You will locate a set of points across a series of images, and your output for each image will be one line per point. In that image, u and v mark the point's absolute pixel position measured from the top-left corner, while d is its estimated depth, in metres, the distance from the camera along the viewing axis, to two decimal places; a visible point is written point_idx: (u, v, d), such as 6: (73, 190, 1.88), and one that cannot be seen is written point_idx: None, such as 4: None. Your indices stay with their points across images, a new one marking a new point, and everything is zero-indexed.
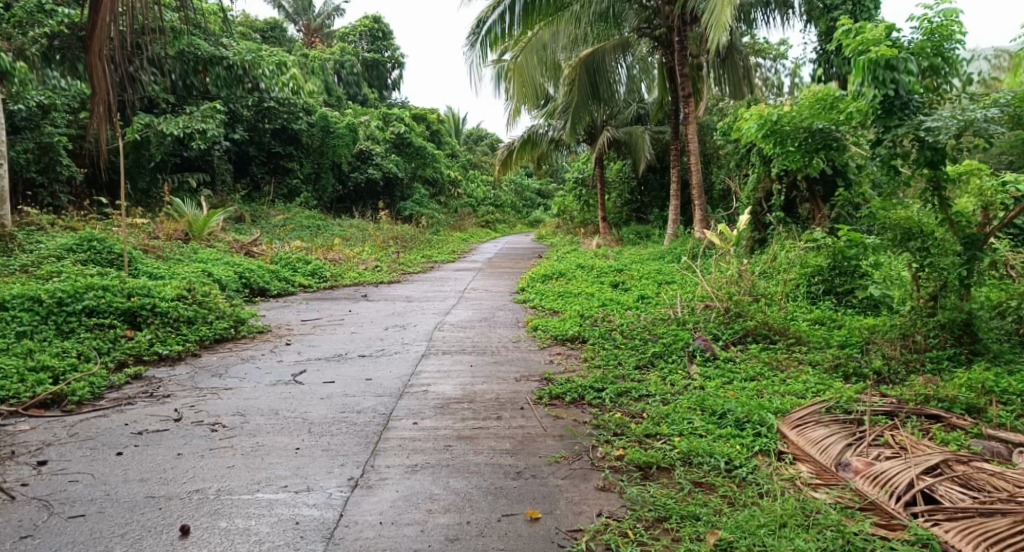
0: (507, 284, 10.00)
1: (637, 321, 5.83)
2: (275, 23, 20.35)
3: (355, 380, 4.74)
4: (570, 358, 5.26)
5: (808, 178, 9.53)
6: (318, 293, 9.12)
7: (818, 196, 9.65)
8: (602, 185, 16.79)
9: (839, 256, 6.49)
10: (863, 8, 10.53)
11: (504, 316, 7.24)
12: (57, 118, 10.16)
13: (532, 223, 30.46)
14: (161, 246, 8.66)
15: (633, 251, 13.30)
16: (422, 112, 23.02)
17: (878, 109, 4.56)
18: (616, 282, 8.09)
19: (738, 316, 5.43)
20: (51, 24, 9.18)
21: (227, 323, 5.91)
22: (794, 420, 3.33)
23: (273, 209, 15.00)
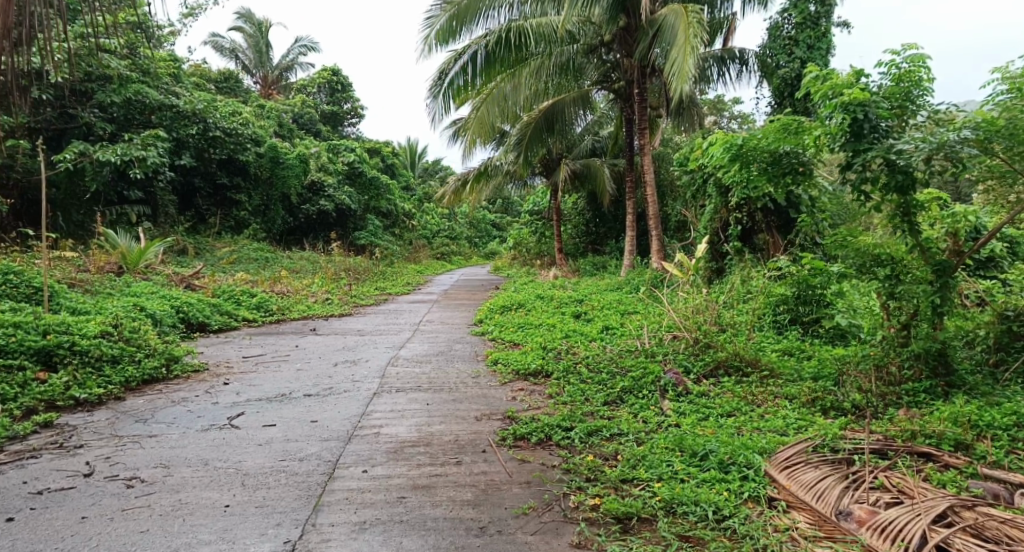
0: (464, 316, 9.65)
1: (604, 353, 5.56)
2: (229, 74, 19.89)
3: (299, 423, 4.29)
4: (534, 394, 4.93)
5: (762, 209, 9.73)
6: (263, 327, 8.59)
7: (772, 226, 9.83)
8: (558, 216, 16.67)
9: (803, 285, 6.37)
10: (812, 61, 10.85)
11: (461, 349, 6.89)
12: None
13: (488, 256, 30.18)
14: (90, 279, 8.04)
15: (590, 282, 13.15)
16: (376, 145, 22.71)
17: (848, 132, 4.49)
18: (578, 312, 7.82)
19: (709, 348, 5.20)
20: None
21: (158, 361, 5.39)
22: (781, 461, 3.10)
23: (219, 241, 14.37)
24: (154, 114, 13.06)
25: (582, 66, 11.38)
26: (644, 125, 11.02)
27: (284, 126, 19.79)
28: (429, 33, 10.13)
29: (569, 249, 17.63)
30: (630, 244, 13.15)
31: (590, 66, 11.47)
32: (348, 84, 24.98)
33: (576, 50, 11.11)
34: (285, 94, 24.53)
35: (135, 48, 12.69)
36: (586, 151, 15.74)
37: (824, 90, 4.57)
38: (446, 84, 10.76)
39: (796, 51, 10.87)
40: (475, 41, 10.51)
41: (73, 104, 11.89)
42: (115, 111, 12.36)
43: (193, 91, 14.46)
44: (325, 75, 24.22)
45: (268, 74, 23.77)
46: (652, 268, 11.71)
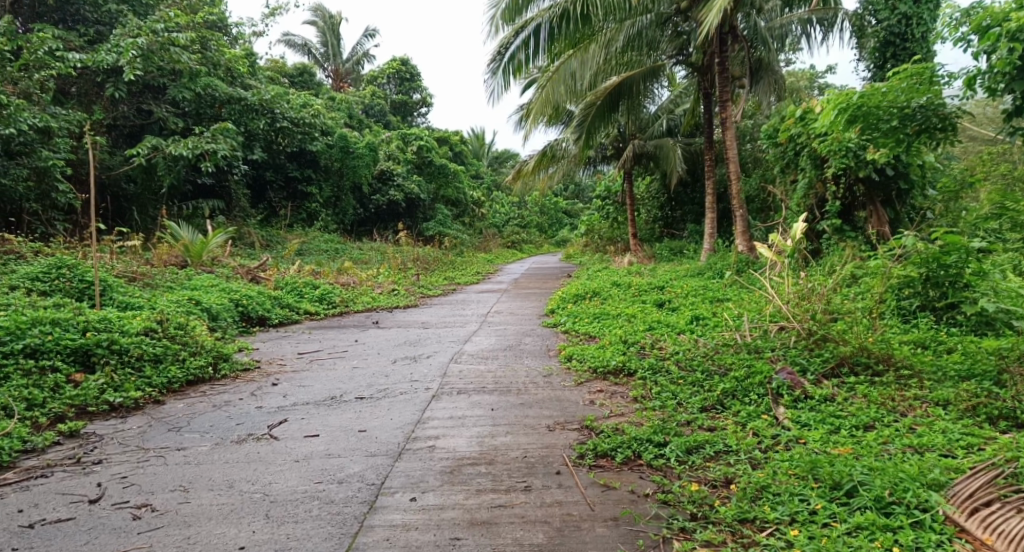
0: (534, 307, 8.99)
1: (698, 347, 4.78)
2: (303, 69, 19.83)
3: (344, 433, 3.75)
4: (615, 397, 4.25)
5: (863, 181, 8.66)
6: (325, 320, 8.22)
7: (875, 200, 8.72)
8: (631, 200, 15.69)
9: (937, 265, 5.33)
10: (918, 22, 9.49)
11: (532, 343, 6.23)
12: (58, 143, 9.50)
13: (560, 243, 29.41)
14: (152, 273, 7.87)
15: (668, 268, 12.24)
16: (445, 134, 22.27)
17: (1016, 67, 3.46)
18: (661, 300, 7.00)
19: (827, 341, 4.30)
20: (57, 68, 9.71)
21: (203, 360, 5.00)
22: (966, 502, 2.32)
23: (290, 233, 14.24)
24: (223, 107, 12.83)
25: (656, 39, 10.47)
26: (725, 97, 10.10)
27: (354, 118, 19.62)
28: (495, 13, 9.43)
29: (644, 234, 16.65)
30: (710, 226, 12.16)
31: (663, 39, 10.63)
32: (417, 73, 24.65)
33: (645, 21, 10.18)
34: (356, 86, 24.45)
35: (206, 41, 12.56)
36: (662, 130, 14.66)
37: (974, 24, 3.66)
38: (506, 59, 9.81)
39: (899, 6, 9.47)
40: (539, 14, 9.43)
41: (147, 99, 11.89)
42: (186, 105, 12.18)
43: (265, 85, 14.32)
44: (394, 64, 23.94)
45: (340, 67, 23.73)
46: (737, 251, 10.71)
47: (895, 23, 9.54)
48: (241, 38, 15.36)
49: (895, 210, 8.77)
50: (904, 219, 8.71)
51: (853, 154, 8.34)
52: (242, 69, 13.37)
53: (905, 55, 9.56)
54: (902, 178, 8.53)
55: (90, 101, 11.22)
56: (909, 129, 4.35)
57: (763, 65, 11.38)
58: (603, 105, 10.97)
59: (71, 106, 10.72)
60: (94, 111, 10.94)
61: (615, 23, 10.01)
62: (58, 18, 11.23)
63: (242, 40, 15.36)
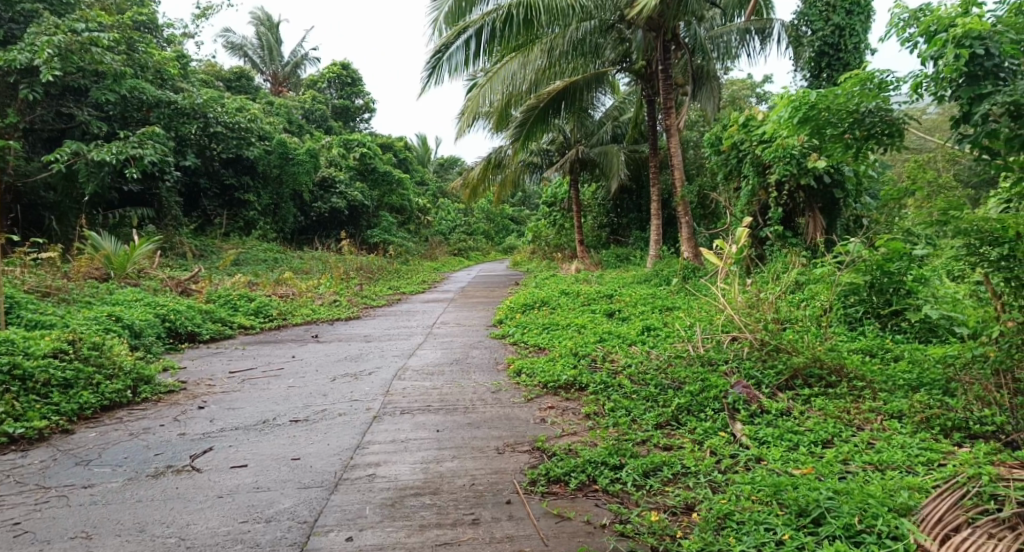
0: (481, 317, 8.77)
1: (650, 360, 4.64)
2: (240, 72, 19.10)
3: (276, 462, 3.45)
4: (567, 414, 4.09)
5: (805, 188, 8.84)
6: (262, 335, 7.79)
7: (815, 209, 8.93)
8: (578, 207, 15.66)
9: (881, 273, 5.37)
10: (852, 33, 9.71)
11: (479, 356, 6.01)
12: None
13: (506, 250, 29.27)
14: (68, 287, 7.29)
15: (615, 275, 12.22)
16: (389, 140, 21.84)
17: (962, 74, 3.47)
18: (611, 309, 6.88)
19: (781, 352, 4.22)
20: None
21: (121, 384, 4.58)
22: (937, 529, 2.23)
23: (226, 242, 13.61)
24: (151, 111, 12.12)
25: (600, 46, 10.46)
26: (668, 104, 10.13)
27: (293, 123, 19.01)
28: (439, 16, 9.42)
29: (590, 241, 16.66)
30: (656, 233, 12.20)
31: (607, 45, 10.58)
32: (359, 78, 24.13)
33: (589, 27, 10.08)
34: (295, 91, 23.77)
35: (132, 42, 11.88)
36: (607, 138, 14.63)
37: (922, 28, 3.64)
38: (444, 58, 9.44)
39: (834, 17, 9.70)
40: (482, 17, 9.13)
41: (67, 102, 11.16)
42: (110, 108, 11.48)
43: (198, 89, 13.68)
44: (335, 68, 23.37)
45: (278, 71, 23.02)
46: (683, 258, 10.76)
47: (829, 33, 9.75)
48: (171, 39, 14.65)
49: (830, 220, 9.03)
50: (840, 228, 8.96)
51: (797, 162, 8.57)
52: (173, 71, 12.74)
53: (840, 64, 9.76)
54: (837, 187, 8.76)
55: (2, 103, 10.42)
56: (857, 136, 4.33)
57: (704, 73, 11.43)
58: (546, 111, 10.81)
59: None
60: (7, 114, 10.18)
61: (559, 28, 9.90)
62: None
63: (173, 41, 14.65)
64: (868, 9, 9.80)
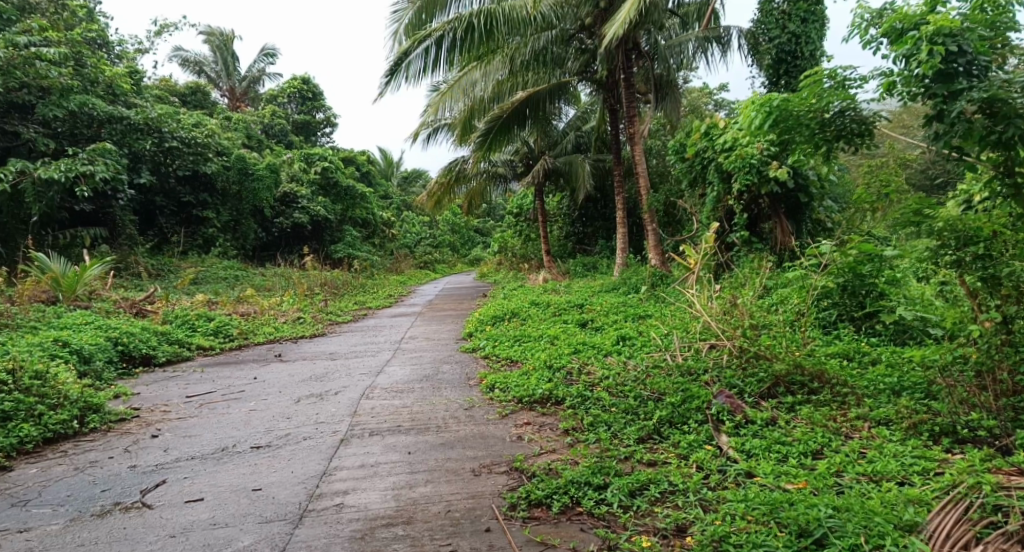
0: (450, 330, 8.57)
1: (628, 371, 4.51)
2: (196, 87, 18.60)
3: (236, 495, 3.21)
4: (544, 430, 3.95)
5: (768, 194, 8.83)
6: (222, 356, 7.46)
7: (779, 212, 8.91)
8: (544, 217, 15.57)
9: (852, 276, 5.35)
10: (808, 40, 9.83)
11: (450, 372, 5.81)
12: None
13: (473, 262, 29.09)
14: (11, 312, 6.87)
15: (583, 284, 12.15)
16: (351, 153, 21.49)
17: (931, 76, 3.46)
18: (583, 319, 6.75)
19: (761, 358, 4.12)
20: None
21: (65, 414, 4.26)
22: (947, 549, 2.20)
23: (184, 261, 13.15)
24: (102, 127, 11.66)
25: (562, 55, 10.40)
26: (632, 112, 10.10)
27: (253, 137, 18.59)
28: (398, 28, 9.20)
29: (557, 251, 16.58)
30: (623, 241, 12.16)
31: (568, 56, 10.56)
32: (320, 92, 23.78)
33: (551, 36, 10.07)
34: (253, 106, 23.29)
35: (80, 57, 11.43)
36: (570, 147, 14.63)
37: (887, 27, 3.61)
38: (402, 66, 9.20)
39: (790, 25, 9.81)
40: (441, 26, 8.90)
41: (12, 120, 10.64)
42: (58, 125, 10.97)
43: (152, 104, 13.24)
44: (295, 82, 22.99)
45: (235, 86, 22.53)
46: (651, 265, 10.72)
47: (786, 41, 9.84)
48: (123, 54, 14.19)
49: (797, 221, 9.01)
50: (807, 229, 8.97)
51: (757, 171, 8.56)
52: (126, 86, 12.32)
53: (798, 71, 9.85)
54: (802, 191, 8.79)
55: None
56: (828, 137, 4.27)
57: (668, 83, 11.46)
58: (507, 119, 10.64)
59: None
60: None
61: (521, 37, 9.83)
62: None
63: (125, 56, 14.19)
64: (822, 17, 9.91)
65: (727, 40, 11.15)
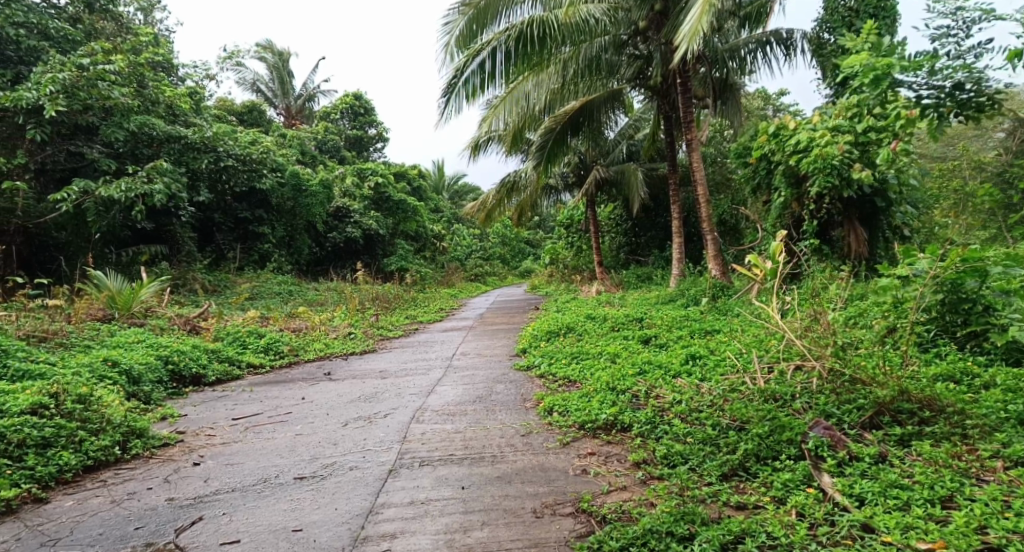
0: (503, 346, 8.24)
1: (703, 395, 4.07)
2: (252, 106, 18.91)
3: (278, 542, 2.97)
4: (612, 462, 3.59)
5: (842, 198, 8.14)
6: (271, 374, 7.31)
7: (851, 218, 8.26)
8: (597, 228, 15.13)
9: (956, 289, 4.72)
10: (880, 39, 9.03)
11: (504, 392, 5.47)
12: None
13: (523, 274, 28.82)
14: (68, 330, 6.87)
15: (638, 296, 11.68)
16: (403, 167, 21.50)
17: None
18: (646, 334, 6.30)
19: (858, 383, 3.62)
20: None
21: (107, 439, 4.10)
22: None
23: (240, 276, 13.25)
24: (161, 146, 11.82)
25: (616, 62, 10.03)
26: (689, 118, 9.60)
27: (307, 154, 18.81)
28: (448, 39, 8.65)
29: (610, 262, 16.10)
30: (679, 251, 11.61)
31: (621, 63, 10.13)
32: (371, 107, 23.97)
33: (603, 43, 9.66)
34: (308, 123, 23.66)
35: (143, 79, 11.65)
36: (622, 156, 14.21)
37: None
38: (460, 84, 8.80)
39: (857, 23, 9.08)
40: (493, 37, 8.61)
41: (77, 141, 10.82)
42: (119, 145, 11.11)
43: (211, 123, 13.41)
44: (347, 99, 23.22)
45: (290, 104, 22.91)
46: (711, 276, 10.13)
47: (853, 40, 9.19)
48: (184, 76, 14.48)
49: (871, 228, 8.34)
50: (883, 237, 8.30)
51: (837, 173, 7.89)
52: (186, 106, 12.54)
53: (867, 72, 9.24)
54: (879, 196, 8.09)
55: (12, 144, 10.08)
56: None
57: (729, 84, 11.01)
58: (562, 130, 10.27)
59: None
60: (16, 155, 9.81)
61: (573, 46, 9.45)
62: None
63: (187, 78, 14.48)
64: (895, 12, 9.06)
65: (792, 43, 10.50)
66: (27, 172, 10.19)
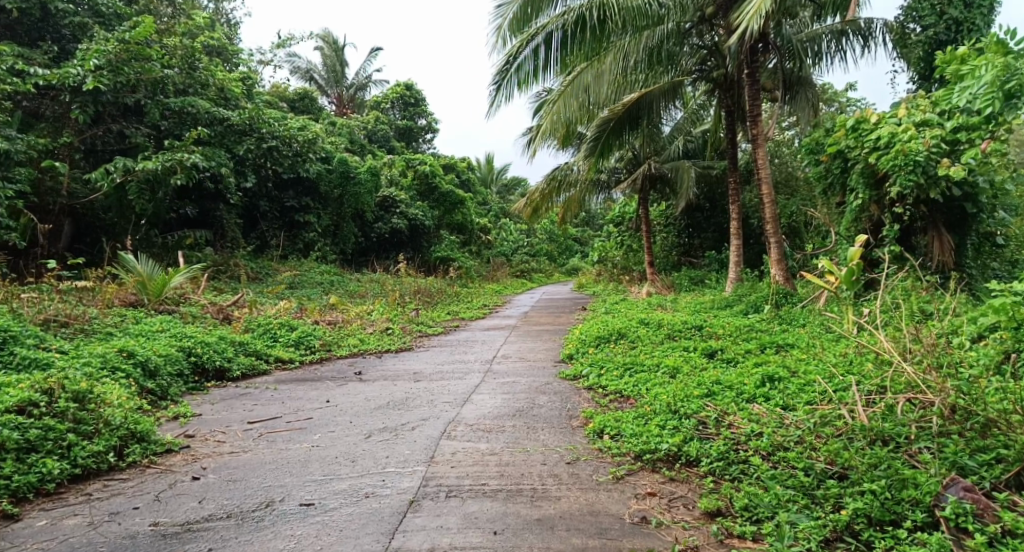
0: (548, 350, 7.61)
1: (789, 429, 3.35)
2: (304, 93, 18.68)
3: None
4: (677, 506, 2.98)
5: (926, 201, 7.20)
6: (300, 371, 6.85)
7: (937, 223, 7.29)
8: (648, 227, 14.26)
9: None
10: (973, 28, 8.01)
11: (547, 406, 4.83)
12: (18, 168, 8.25)
13: (569, 272, 28.19)
14: (92, 315, 6.52)
15: (689, 300, 10.90)
16: (451, 160, 21.02)
17: None
18: (709, 346, 5.57)
19: (992, 427, 2.92)
20: (15, 82, 8.43)
21: (100, 444, 3.66)
22: None
23: (283, 264, 12.97)
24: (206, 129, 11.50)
25: (677, 52, 9.20)
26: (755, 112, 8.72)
27: (356, 143, 18.48)
28: (500, 23, 8.08)
29: (660, 262, 15.24)
30: (736, 254, 10.71)
31: (682, 54, 9.34)
32: (422, 98, 23.56)
33: (666, 31, 8.87)
34: (359, 112, 23.44)
35: (194, 61, 11.38)
36: (677, 153, 13.44)
37: None
38: (512, 70, 8.13)
39: (949, 10, 8.06)
40: (551, 20, 7.91)
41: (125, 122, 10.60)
42: (165, 127, 10.86)
43: (260, 108, 13.09)
44: (398, 90, 22.82)
45: (342, 93, 22.72)
46: (772, 282, 9.21)
47: (943, 30, 8.13)
48: (239, 61, 14.13)
49: (960, 236, 7.35)
50: (971, 246, 7.33)
51: (923, 170, 6.86)
52: (237, 89, 12.27)
53: None
54: (968, 200, 7.09)
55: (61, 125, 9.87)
56: None
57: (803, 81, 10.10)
58: (616, 126, 9.43)
59: (36, 130, 9.37)
60: (65, 134, 9.57)
61: (635, 35, 8.73)
62: (28, 32, 9.84)
63: (241, 64, 14.19)
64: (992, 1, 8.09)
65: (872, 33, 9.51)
66: (76, 153, 9.80)
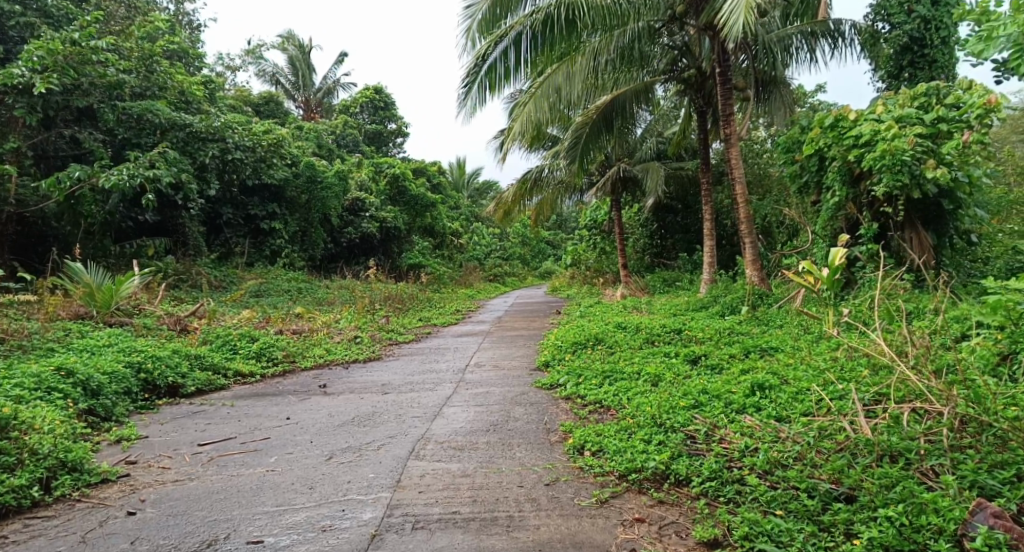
0: (523, 357, 7.30)
1: (786, 443, 3.09)
2: (268, 96, 18.16)
3: None
4: (672, 532, 2.74)
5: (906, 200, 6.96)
6: (259, 385, 6.43)
7: (914, 221, 7.16)
8: (621, 228, 14.05)
9: None
10: (939, 25, 7.81)
11: (523, 419, 4.52)
12: None
13: (543, 275, 27.99)
14: (32, 332, 6.04)
15: (664, 302, 10.69)
16: (422, 163, 20.63)
17: None
18: (692, 352, 5.32)
19: (1009, 439, 2.71)
20: None
21: (22, 478, 3.26)
22: None
23: (248, 272, 12.48)
24: (165, 133, 10.97)
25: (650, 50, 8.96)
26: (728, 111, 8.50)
27: (324, 147, 17.98)
28: (469, 25, 7.76)
29: (635, 263, 15.05)
30: (710, 255, 10.53)
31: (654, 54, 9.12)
32: (392, 101, 23.13)
33: (637, 31, 8.56)
34: (327, 117, 22.94)
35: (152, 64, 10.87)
36: (650, 154, 13.28)
37: None
38: (483, 72, 7.84)
39: (918, 8, 7.82)
40: (519, 20, 7.65)
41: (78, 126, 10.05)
42: (121, 132, 10.31)
43: (223, 112, 12.59)
44: (367, 92, 22.33)
45: (310, 96, 22.20)
46: (748, 282, 9.03)
47: (915, 27, 7.82)
48: (201, 64, 13.60)
49: (938, 233, 7.22)
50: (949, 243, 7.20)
51: (908, 171, 6.66)
52: (198, 92, 11.77)
53: (926, 63, 7.91)
54: (945, 196, 6.92)
55: None
56: None
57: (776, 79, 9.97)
58: (587, 128, 9.17)
59: None
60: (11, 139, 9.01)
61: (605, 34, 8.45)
62: None
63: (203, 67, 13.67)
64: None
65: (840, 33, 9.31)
66: (25, 158, 9.22)
